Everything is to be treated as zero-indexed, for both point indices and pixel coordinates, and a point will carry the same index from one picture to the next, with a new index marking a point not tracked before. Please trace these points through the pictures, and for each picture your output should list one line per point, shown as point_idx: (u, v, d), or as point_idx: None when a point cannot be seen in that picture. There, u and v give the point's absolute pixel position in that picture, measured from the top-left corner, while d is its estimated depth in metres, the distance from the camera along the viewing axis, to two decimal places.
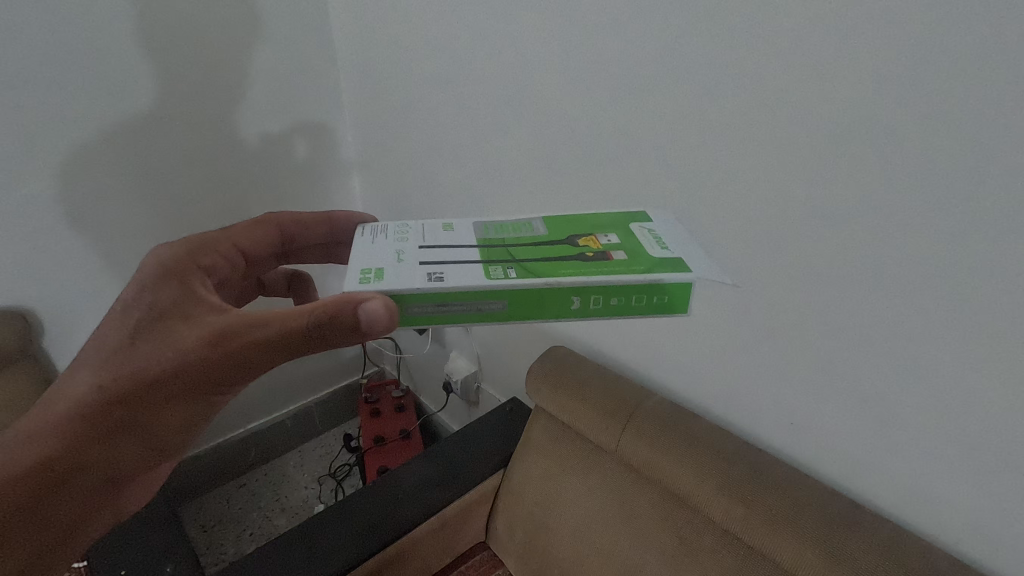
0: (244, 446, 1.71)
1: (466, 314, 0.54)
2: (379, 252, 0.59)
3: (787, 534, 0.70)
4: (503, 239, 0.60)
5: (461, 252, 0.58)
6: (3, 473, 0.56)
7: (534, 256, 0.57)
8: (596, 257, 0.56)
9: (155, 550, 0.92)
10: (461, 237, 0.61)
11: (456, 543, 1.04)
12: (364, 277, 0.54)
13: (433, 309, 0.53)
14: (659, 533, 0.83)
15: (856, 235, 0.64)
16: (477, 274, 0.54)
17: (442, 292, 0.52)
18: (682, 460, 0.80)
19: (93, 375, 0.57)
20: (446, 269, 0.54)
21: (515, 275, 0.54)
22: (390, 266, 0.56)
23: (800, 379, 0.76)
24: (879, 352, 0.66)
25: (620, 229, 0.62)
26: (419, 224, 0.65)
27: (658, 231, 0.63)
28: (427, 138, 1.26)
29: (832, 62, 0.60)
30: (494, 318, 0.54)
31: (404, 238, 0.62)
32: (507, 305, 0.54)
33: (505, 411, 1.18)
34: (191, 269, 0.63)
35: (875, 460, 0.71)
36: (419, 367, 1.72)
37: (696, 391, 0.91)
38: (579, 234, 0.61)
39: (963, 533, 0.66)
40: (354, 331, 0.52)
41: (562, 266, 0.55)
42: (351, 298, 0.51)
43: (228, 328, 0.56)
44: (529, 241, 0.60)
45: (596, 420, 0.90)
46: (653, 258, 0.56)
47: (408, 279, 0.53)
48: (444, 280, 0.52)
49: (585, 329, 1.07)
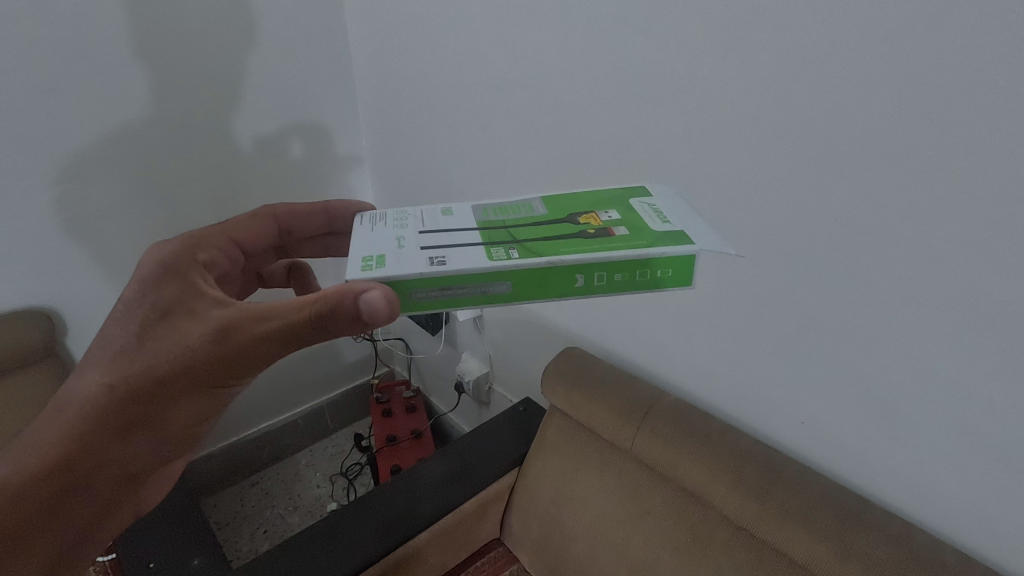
0: (257, 444, 1.73)
1: (470, 296, 0.56)
2: (379, 238, 0.61)
3: (799, 528, 0.72)
4: (503, 221, 0.62)
5: (463, 235, 0.59)
6: (23, 474, 0.57)
7: (535, 236, 0.58)
8: (597, 234, 0.58)
9: (180, 541, 0.94)
10: (460, 220, 0.63)
11: (473, 539, 1.06)
12: (365, 264, 0.55)
13: (438, 294, 0.55)
14: (672, 529, 0.85)
15: (863, 239, 0.67)
16: (479, 257, 0.55)
17: (445, 275, 0.54)
18: (696, 457, 0.82)
19: (102, 377, 0.57)
20: (448, 253, 0.56)
21: (517, 256, 0.55)
22: (390, 252, 0.57)
23: (809, 378, 0.78)
24: (887, 351, 0.69)
25: (619, 206, 0.64)
26: (417, 210, 0.67)
27: (657, 206, 0.65)
28: (440, 144, 1.29)
29: (835, 75, 0.63)
30: (499, 300, 0.56)
31: (403, 225, 0.63)
32: (511, 286, 0.56)
33: (518, 410, 1.20)
34: (191, 263, 0.61)
35: (884, 456, 0.74)
36: (428, 367, 1.75)
37: (707, 389, 0.94)
38: (579, 213, 0.63)
39: (971, 528, 0.68)
40: (356, 321, 0.52)
41: (563, 244, 0.57)
42: (351, 289, 0.51)
43: (232, 323, 0.55)
44: (530, 222, 0.62)
45: (611, 420, 0.92)
46: (655, 233, 0.58)
47: (410, 264, 0.54)
48: (446, 264, 0.54)
49: (597, 329, 1.09)
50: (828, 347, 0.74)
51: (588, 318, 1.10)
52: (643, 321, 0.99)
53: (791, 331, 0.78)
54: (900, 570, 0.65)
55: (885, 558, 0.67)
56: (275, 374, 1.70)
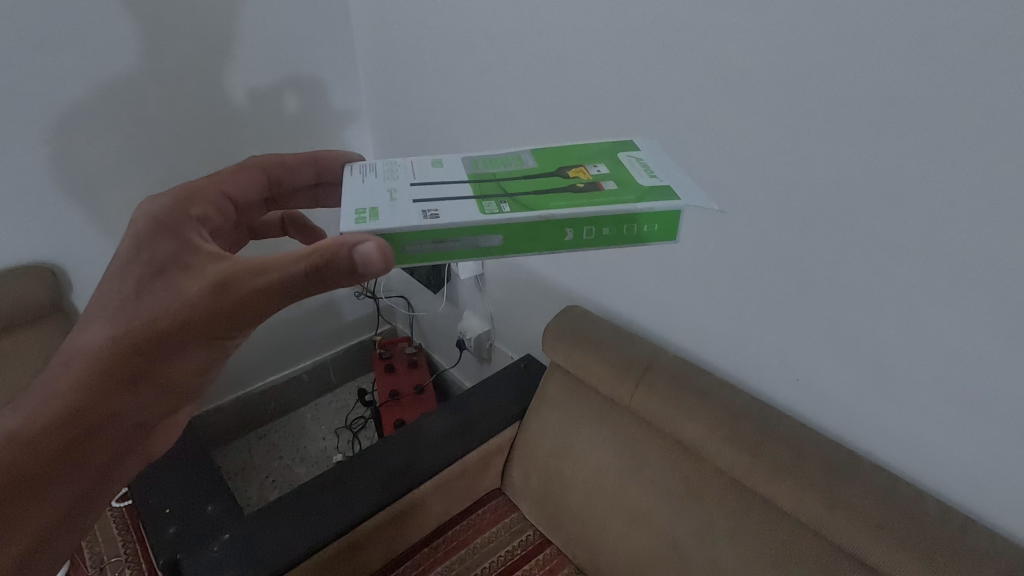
0: (263, 398, 1.77)
1: (464, 249, 0.56)
2: (370, 191, 0.60)
3: (790, 481, 0.75)
4: (494, 175, 0.62)
5: (454, 188, 0.59)
6: (17, 438, 0.54)
7: (525, 189, 0.58)
8: (586, 188, 0.58)
9: (193, 488, 0.98)
10: (450, 173, 0.63)
11: (475, 488, 1.10)
12: (359, 216, 0.54)
13: (432, 247, 0.55)
14: (667, 480, 0.89)
15: (866, 202, 0.66)
16: (471, 209, 0.55)
17: (438, 227, 0.54)
18: (693, 413, 0.85)
19: (104, 329, 0.56)
20: (441, 206, 0.56)
21: (509, 209, 0.55)
22: (382, 205, 0.57)
23: (806, 337, 0.79)
24: (884, 312, 0.69)
25: (607, 160, 0.64)
26: (407, 162, 0.66)
27: (646, 160, 0.64)
28: (438, 98, 1.26)
29: (846, 29, 0.61)
30: (490, 252, 0.57)
31: (394, 177, 0.62)
32: (503, 240, 0.56)
33: (519, 367, 1.23)
34: (184, 218, 0.61)
35: (875, 413, 0.76)
36: (430, 323, 1.77)
37: (705, 347, 0.95)
38: (569, 166, 0.63)
39: (955, 481, 0.71)
40: (351, 277, 0.53)
41: (554, 198, 0.57)
42: (344, 242, 0.51)
43: (231, 275, 0.55)
44: (520, 175, 0.61)
45: (610, 376, 0.94)
46: (644, 187, 0.58)
47: (404, 216, 0.54)
48: (439, 217, 0.54)
49: (597, 288, 1.10)
50: (825, 307, 0.75)
51: (589, 277, 1.11)
52: (643, 280, 1.00)
53: (790, 291, 0.78)
54: (884, 519, 0.69)
55: (870, 508, 0.70)
56: (278, 330, 1.72)
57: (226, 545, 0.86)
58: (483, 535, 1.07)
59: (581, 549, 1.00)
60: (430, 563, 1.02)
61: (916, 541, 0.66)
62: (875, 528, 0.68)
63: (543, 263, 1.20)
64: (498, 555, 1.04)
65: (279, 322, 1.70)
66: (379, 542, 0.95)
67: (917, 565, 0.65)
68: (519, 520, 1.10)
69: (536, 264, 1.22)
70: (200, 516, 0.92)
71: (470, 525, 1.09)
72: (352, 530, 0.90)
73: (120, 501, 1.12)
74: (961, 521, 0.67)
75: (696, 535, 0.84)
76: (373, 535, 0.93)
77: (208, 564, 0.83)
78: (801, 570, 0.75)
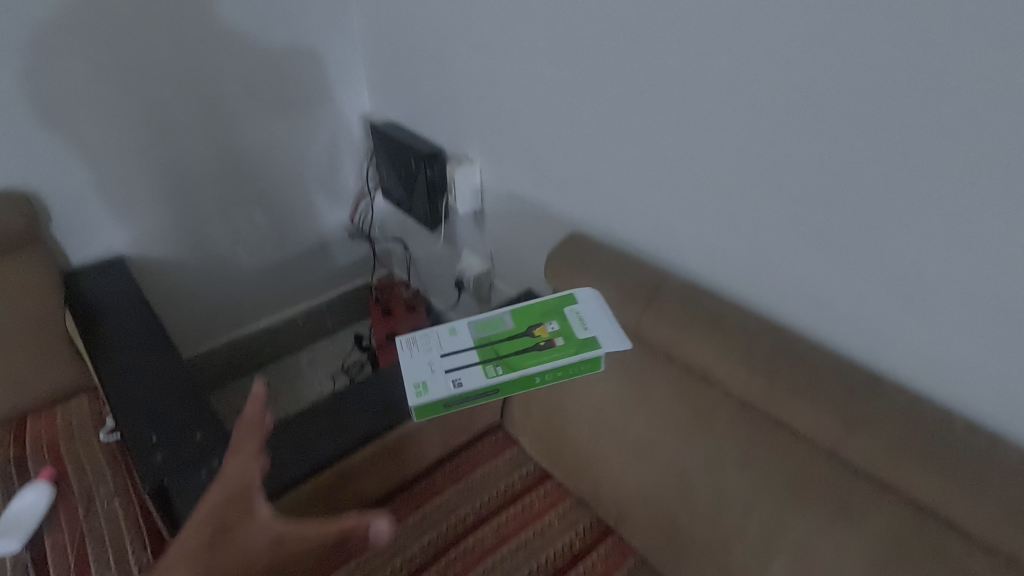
0: (258, 342, 1.73)
1: (478, 399, 0.78)
2: (414, 364, 0.80)
3: (806, 402, 0.71)
4: (486, 338, 0.83)
5: (463, 357, 0.80)
6: None
7: (510, 352, 0.80)
8: (546, 346, 0.81)
9: (181, 417, 0.94)
10: (460, 339, 0.83)
11: (474, 422, 1.07)
12: (416, 392, 0.75)
13: (461, 403, 0.77)
14: (675, 409, 0.85)
15: (905, 90, 0.61)
16: (479, 375, 0.77)
17: (462, 392, 0.76)
18: (704, 337, 0.80)
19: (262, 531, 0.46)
20: (461, 374, 0.77)
21: (501, 372, 0.77)
22: (426, 378, 0.77)
23: (830, 253, 0.74)
24: (921, 216, 0.65)
25: (558, 315, 0.86)
26: (430, 329, 0.86)
27: (583, 312, 0.86)
28: (440, 17, 1.20)
29: None
30: (495, 398, 0.79)
31: (427, 348, 0.82)
32: (501, 391, 0.78)
33: (520, 301, 1.18)
34: (250, 441, 0.50)
35: (900, 330, 0.71)
36: (427, 267, 1.72)
37: (718, 272, 0.90)
38: (534, 324, 0.85)
39: (983, 398, 0.67)
40: (360, 543, 0.52)
41: (527, 358, 0.79)
42: (354, 524, 0.50)
43: (301, 536, 0.47)
44: (503, 337, 0.83)
45: (616, 301, 0.89)
46: (581, 338, 0.82)
47: (440, 389, 0.76)
48: (463, 384, 0.76)
49: (603, 215, 1.04)
50: (853, 215, 0.70)
51: (595, 204, 1.05)
52: (654, 203, 0.94)
53: (816, 201, 0.73)
54: (907, 439, 0.65)
55: (892, 427, 0.66)
56: (271, 273, 1.67)
57: (214, 472, 0.83)
58: (482, 468, 1.03)
59: (583, 481, 0.97)
60: (427, 495, 0.98)
61: (940, 459, 0.63)
62: (897, 447, 0.65)
63: (547, 192, 1.14)
64: (497, 487, 1.00)
65: (272, 264, 1.65)
66: (374, 472, 0.92)
67: (941, 484, 0.62)
68: (519, 454, 1.06)
69: (539, 194, 1.16)
70: (188, 444, 0.89)
71: (468, 458, 1.05)
72: (344, 459, 0.88)
73: (109, 435, 1.08)
74: (989, 439, 0.64)
75: (704, 463, 0.81)
76: (367, 465, 0.90)
77: (196, 491, 0.81)
78: (814, 493, 0.72)
